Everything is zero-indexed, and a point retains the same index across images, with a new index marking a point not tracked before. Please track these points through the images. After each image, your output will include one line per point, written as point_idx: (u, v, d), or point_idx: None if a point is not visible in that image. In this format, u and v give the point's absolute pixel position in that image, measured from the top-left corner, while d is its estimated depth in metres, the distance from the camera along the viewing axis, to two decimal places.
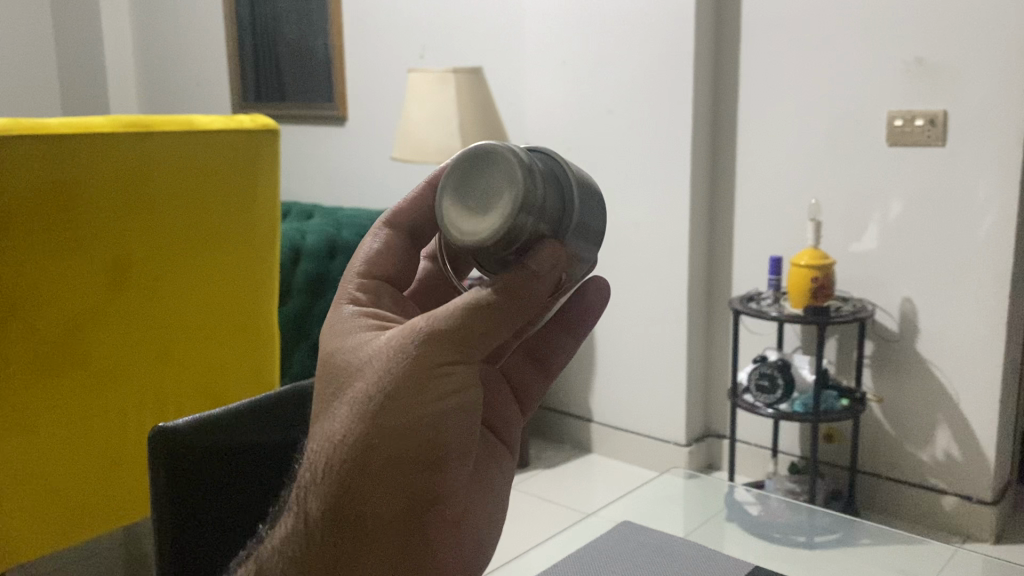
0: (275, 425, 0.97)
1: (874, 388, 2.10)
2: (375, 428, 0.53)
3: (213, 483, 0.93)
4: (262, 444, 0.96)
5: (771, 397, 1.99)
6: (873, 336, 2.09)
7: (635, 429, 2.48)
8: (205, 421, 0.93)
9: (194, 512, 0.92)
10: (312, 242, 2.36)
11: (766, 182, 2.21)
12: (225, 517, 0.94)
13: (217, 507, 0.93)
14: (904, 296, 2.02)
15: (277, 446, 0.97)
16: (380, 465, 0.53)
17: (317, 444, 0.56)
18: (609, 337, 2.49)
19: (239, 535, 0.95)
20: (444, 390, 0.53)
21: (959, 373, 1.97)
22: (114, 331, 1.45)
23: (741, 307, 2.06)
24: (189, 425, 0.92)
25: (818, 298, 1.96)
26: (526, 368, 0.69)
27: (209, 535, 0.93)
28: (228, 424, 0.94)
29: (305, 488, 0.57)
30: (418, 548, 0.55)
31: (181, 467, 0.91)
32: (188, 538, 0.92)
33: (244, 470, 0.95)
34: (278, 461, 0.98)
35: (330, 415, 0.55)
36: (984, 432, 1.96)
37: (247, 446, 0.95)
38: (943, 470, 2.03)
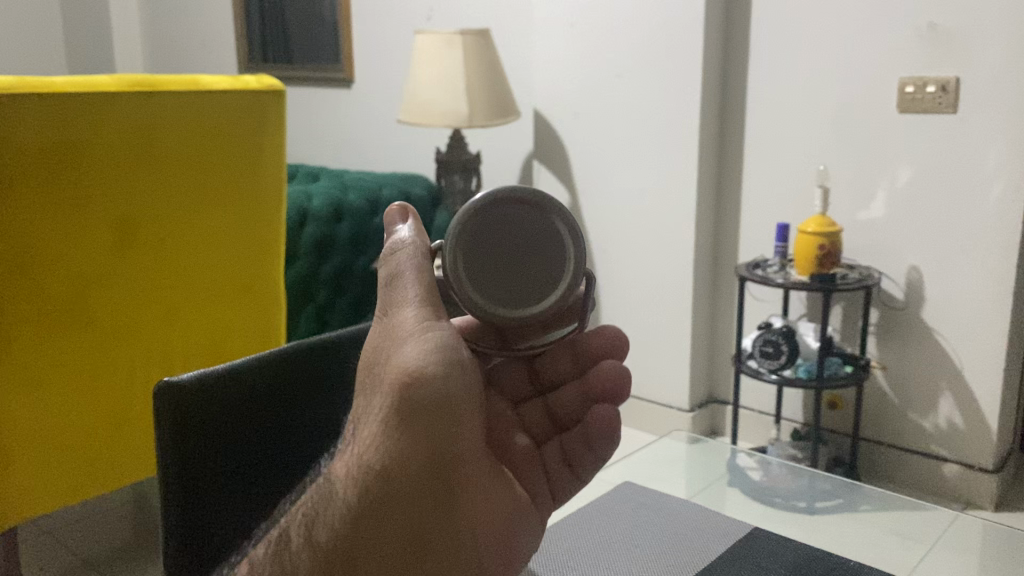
0: (274, 383, 0.98)
1: (878, 356, 2.11)
2: (415, 389, 0.70)
3: (219, 440, 0.93)
4: (264, 399, 0.97)
5: (774, 363, 1.99)
6: (878, 304, 2.08)
7: (639, 394, 2.49)
8: (211, 376, 0.93)
9: (201, 465, 0.92)
10: (318, 203, 2.34)
11: (775, 148, 2.19)
12: (229, 472, 0.95)
13: (223, 464, 0.94)
14: (911, 264, 2.01)
15: (278, 401, 0.98)
16: (415, 422, 0.70)
17: (364, 426, 0.72)
18: (614, 303, 2.49)
19: (242, 489, 0.96)
20: (456, 360, 0.73)
21: (962, 342, 1.97)
22: (119, 291, 1.46)
23: (747, 274, 2.05)
24: (195, 383, 0.92)
25: (824, 266, 1.95)
26: (563, 473, 0.84)
27: (214, 490, 0.94)
28: (234, 380, 0.95)
29: (351, 468, 0.71)
30: (447, 497, 0.71)
31: (189, 422, 0.91)
32: (193, 492, 0.92)
33: (246, 429, 0.96)
34: (281, 416, 0.99)
35: (373, 402, 0.72)
36: (988, 401, 1.96)
37: (251, 400, 0.96)
38: (945, 437, 2.03)
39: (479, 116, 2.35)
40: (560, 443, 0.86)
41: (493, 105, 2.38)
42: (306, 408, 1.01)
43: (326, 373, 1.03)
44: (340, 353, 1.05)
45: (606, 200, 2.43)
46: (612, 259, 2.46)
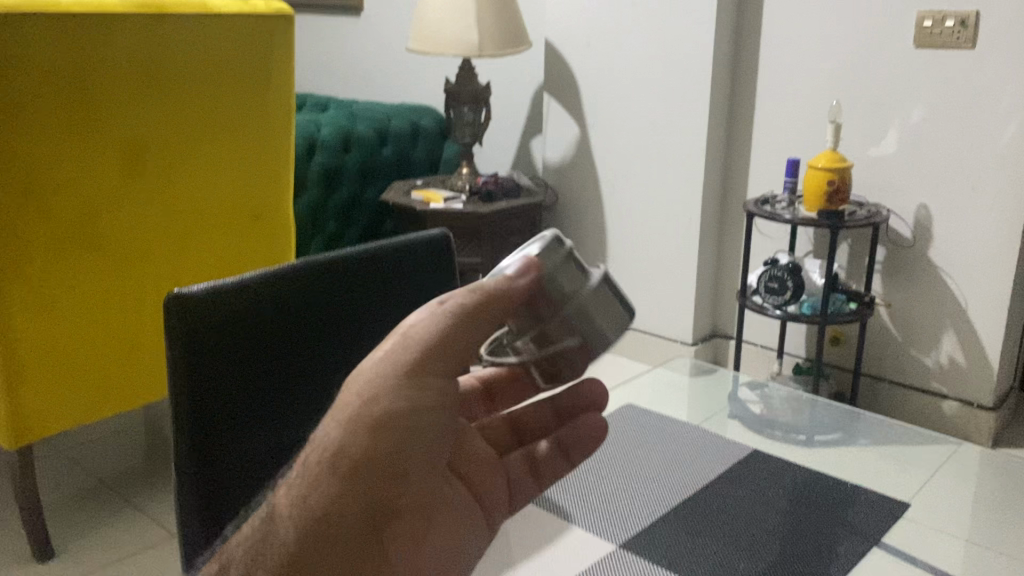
0: (288, 297, 0.93)
1: (883, 293, 2.12)
2: (364, 434, 0.59)
3: (231, 358, 0.89)
4: (278, 315, 0.93)
5: (779, 299, 2.01)
6: (885, 242, 2.08)
7: (644, 328, 2.52)
8: (218, 291, 0.88)
9: (212, 380, 0.88)
10: (327, 133, 2.31)
11: (789, 82, 2.17)
12: (242, 387, 0.90)
13: (237, 384, 0.90)
14: (920, 202, 2.01)
15: (293, 316, 0.94)
16: (358, 471, 0.59)
17: (308, 457, 0.60)
18: (621, 238, 2.50)
19: (255, 405, 0.92)
20: (421, 403, 0.61)
21: (967, 280, 1.98)
22: (128, 214, 1.47)
23: (756, 209, 2.05)
24: (205, 295, 0.88)
25: (833, 202, 1.95)
26: (527, 482, 0.79)
27: (225, 406, 0.89)
28: (245, 294, 0.90)
29: (283, 499, 0.61)
30: (376, 552, 0.61)
31: (199, 337, 0.87)
32: (203, 409, 0.88)
33: (258, 346, 0.91)
34: (298, 332, 0.95)
35: (324, 434, 0.60)
36: (990, 340, 1.97)
37: (263, 316, 0.91)
38: (945, 375, 2.05)
39: (489, 46, 2.33)
40: (522, 452, 0.81)
41: (504, 34, 2.35)
42: (321, 326, 0.97)
43: (340, 287, 0.98)
44: (361, 274, 1.00)
45: (616, 134, 2.41)
46: (620, 194, 2.46)
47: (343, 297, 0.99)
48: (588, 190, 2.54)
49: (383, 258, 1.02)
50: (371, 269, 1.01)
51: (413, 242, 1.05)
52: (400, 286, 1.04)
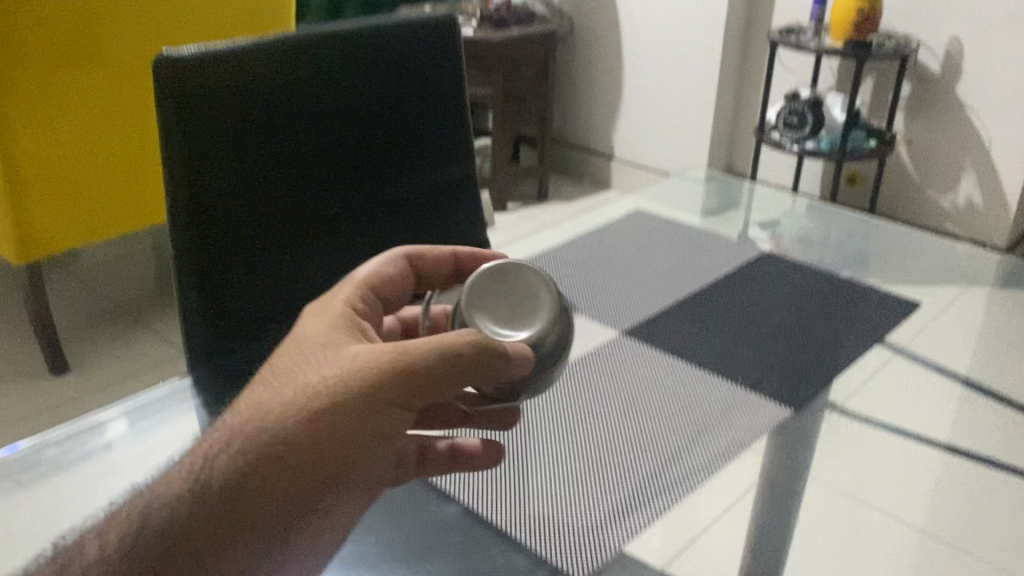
0: (287, 67, 0.84)
1: (904, 130, 2.06)
2: (313, 430, 0.45)
3: (226, 143, 0.80)
4: (277, 86, 0.84)
5: (798, 134, 1.96)
6: (912, 76, 2.00)
7: (657, 165, 2.47)
8: (211, 56, 0.79)
9: (209, 157, 0.80)
10: None
11: None
12: (242, 166, 0.82)
13: (232, 172, 0.82)
14: (953, 34, 1.91)
15: (293, 87, 0.85)
16: (285, 473, 0.44)
17: (227, 440, 0.44)
18: (637, 70, 2.41)
19: (259, 184, 0.84)
20: (383, 427, 0.47)
21: (993, 117, 1.91)
22: (118, 32, 1.40)
23: (779, 40, 1.96)
24: (193, 66, 0.77)
25: (861, 33, 1.85)
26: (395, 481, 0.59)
27: (227, 186, 0.82)
28: (236, 68, 0.80)
29: (176, 487, 0.43)
30: None
31: (192, 114, 0.77)
32: (203, 190, 0.80)
33: (252, 130, 0.82)
34: (301, 103, 0.86)
35: (258, 415, 0.45)
36: (1011, 180, 1.93)
37: (263, 87, 0.83)
38: (961, 216, 2.02)
39: None
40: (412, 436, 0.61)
41: None
42: (329, 99, 0.88)
43: (338, 69, 0.89)
44: (370, 42, 0.91)
45: None
46: (639, 23, 2.35)
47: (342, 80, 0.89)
48: (605, 19, 2.43)
49: (383, 41, 0.92)
50: (371, 52, 0.91)
51: (417, 24, 0.95)
52: (404, 73, 0.94)
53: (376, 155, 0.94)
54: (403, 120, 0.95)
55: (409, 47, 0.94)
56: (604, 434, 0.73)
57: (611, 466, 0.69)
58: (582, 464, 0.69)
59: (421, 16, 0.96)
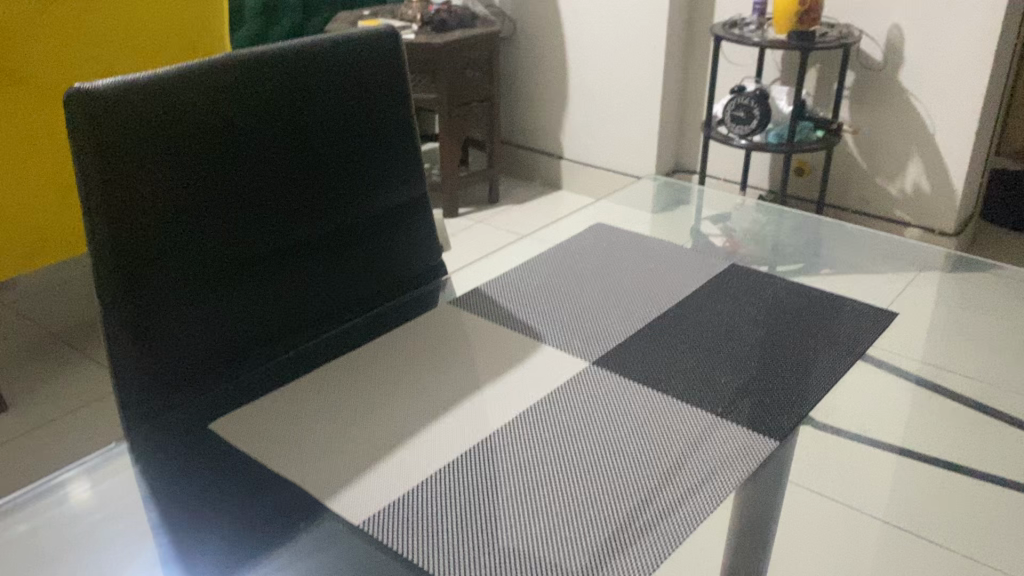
0: (232, 103, 0.67)
1: (851, 119, 1.98)
2: None
3: (145, 185, 0.62)
4: (221, 125, 0.67)
5: (745, 128, 1.91)
6: (855, 66, 1.94)
7: (601, 161, 2.40)
8: (135, 110, 0.61)
9: (157, 228, 0.64)
10: None
11: None
12: (189, 233, 0.66)
13: (180, 245, 0.66)
14: (893, 23, 1.85)
15: (249, 122, 0.69)
16: None
17: None
18: (583, 69, 2.32)
19: (221, 246, 0.69)
20: None
21: (941, 104, 1.85)
22: (108, 63, 1.38)
23: (723, 34, 1.89)
24: (108, 93, 0.59)
25: (804, 24, 1.80)
26: None
27: (175, 255, 0.66)
28: (165, 86, 0.63)
29: None
30: None
31: (105, 151, 0.59)
32: (140, 263, 0.63)
33: (193, 157, 0.65)
34: (250, 141, 0.69)
35: None
36: (956, 165, 1.87)
37: (208, 129, 0.66)
38: (911, 203, 1.96)
39: None
40: None
41: None
42: (285, 120, 0.71)
43: (300, 77, 0.72)
44: (316, 49, 0.73)
45: None
46: (582, 22, 2.26)
47: (305, 92, 0.72)
48: (542, 14, 2.34)
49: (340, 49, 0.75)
50: (327, 59, 0.74)
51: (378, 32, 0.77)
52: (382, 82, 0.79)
53: (339, 189, 0.77)
54: (366, 121, 0.78)
55: (363, 62, 0.77)
56: (596, 454, 0.60)
57: (605, 505, 0.55)
58: (571, 497, 0.56)
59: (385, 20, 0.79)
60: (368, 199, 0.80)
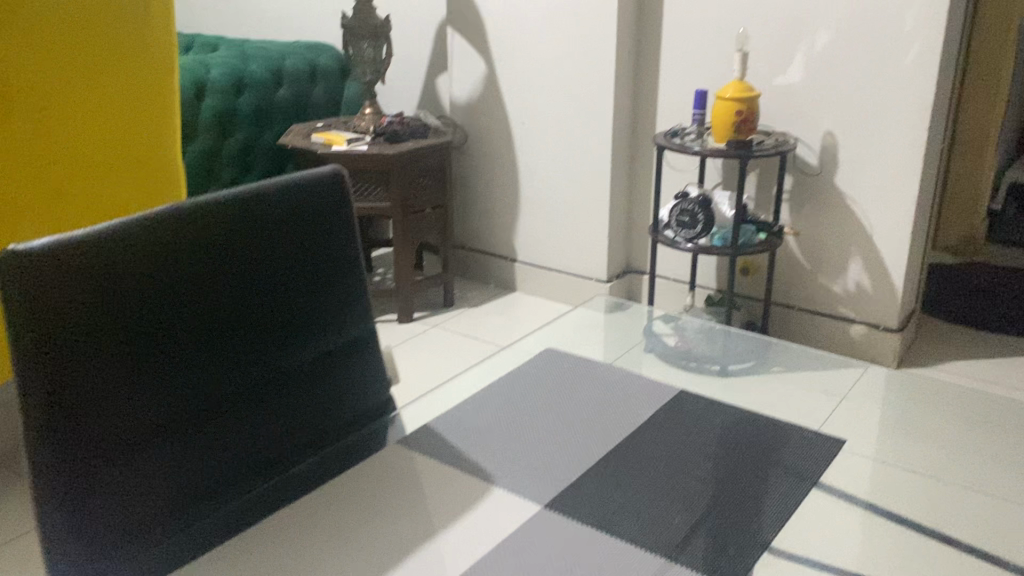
0: (177, 265, 0.72)
1: (792, 221, 2.06)
2: None
3: (98, 340, 0.67)
4: (167, 287, 0.72)
5: (690, 232, 1.96)
6: (792, 171, 2.02)
7: (553, 264, 2.44)
8: (84, 282, 0.65)
9: (106, 390, 0.68)
10: (217, 75, 2.21)
11: (695, 10, 2.05)
12: (138, 392, 0.70)
13: (129, 404, 0.70)
14: (826, 130, 1.95)
15: (196, 280, 0.74)
16: None
17: None
18: (533, 176, 2.38)
19: (169, 399, 0.73)
20: None
21: (875, 207, 1.93)
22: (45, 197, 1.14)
23: (665, 143, 1.97)
24: (63, 259, 0.64)
25: (742, 133, 1.88)
26: None
27: (124, 414, 0.69)
28: (118, 245, 0.68)
29: None
30: None
31: (53, 321, 0.64)
32: (89, 425, 0.67)
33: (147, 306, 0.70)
34: (195, 299, 0.74)
35: None
36: (894, 263, 1.94)
37: (155, 292, 0.71)
38: (853, 300, 2.02)
39: None
40: None
41: None
42: (229, 275, 0.77)
43: (249, 226, 0.78)
44: (258, 205, 0.79)
45: (511, 57, 2.30)
46: (531, 131, 2.34)
47: (253, 240, 0.79)
48: (492, 124, 2.41)
49: (285, 199, 0.82)
50: (273, 209, 0.80)
51: (318, 181, 0.85)
52: (326, 224, 0.86)
53: (282, 334, 0.83)
54: (306, 268, 0.84)
55: (303, 212, 0.83)
56: None
57: None
58: None
59: (327, 167, 0.87)
60: (309, 340, 0.85)
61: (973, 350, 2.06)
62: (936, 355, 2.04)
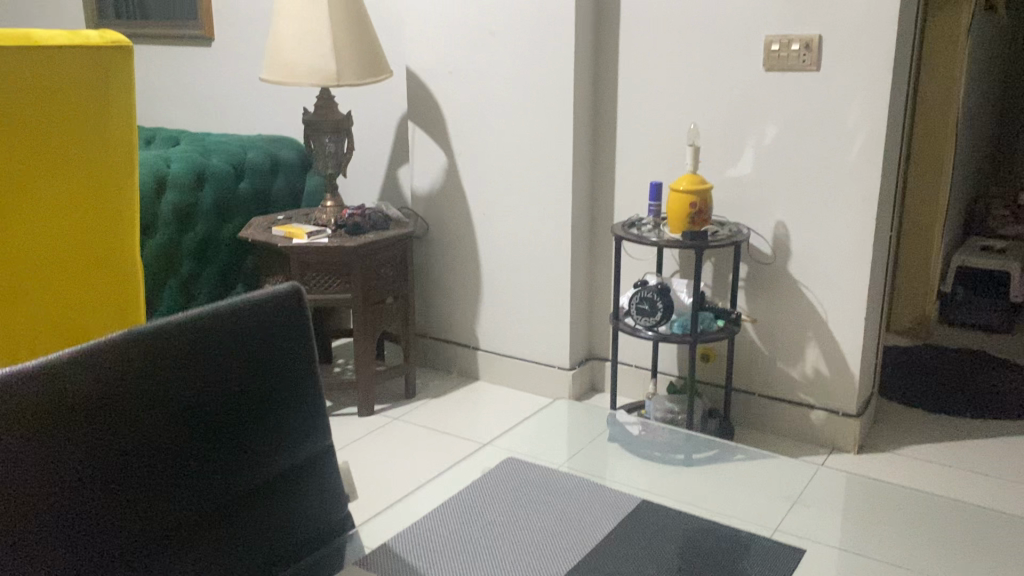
0: (148, 384, 0.80)
1: (749, 309, 2.09)
2: None
3: (63, 461, 0.74)
4: (138, 407, 0.79)
5: (650, 320, 1.98)
6: (747, 259, 2.07)
7: (515, 353, 2.44)
8: (60, 402, 0.74)
9: (77, 504, 0.75)
10: (178, 169, 2.22)
11: (648, 106, 2.12)
12: (107, 506, 0.77)
13: (97, 519, 0.76)
14: (778, 220, 2.00)
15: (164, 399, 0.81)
16: None
17: None
18: (494, 266, 2.40)
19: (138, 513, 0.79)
20: None
21: (827, 294, 1.98)
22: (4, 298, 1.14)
23: (623, 233, 2.00)
24: (41, 379, 0.73)
25: (696, 224, 1.93)
26: None
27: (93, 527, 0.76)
28: (85, 371, 0.76)
29: None
30: None
31: (31, 439, 0.72)
32: (60, 536, 0.74)
33: (105, 429, 0.76)
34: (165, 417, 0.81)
35: None
36: (850, 348, 1.98)
37: (127, 411, 0.78)
38: (812, 385, 2.05)
39: (349, 75, 2.06)
40: None
41: (365, 61, 2.09)
42: (198, 393, 0.84)
43: (211, 345, 0.86)
44: (224, 326, 0.87)
45: (470, 152, 2.34)
46: (491, 222, 2.37)
47: (215, 358, 0.86)
48: (452, 215, 2.44)
49: (248, 317, 0.90)
50: (237, 328, 0.89)
51: (280, 299, 0.93)
52: (282, 343, 0.92)
53: (248, 450, 0.89)
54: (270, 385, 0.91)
55: (268, 331, 0.91)
56: None
57: None
58: None
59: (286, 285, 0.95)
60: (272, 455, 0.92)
61: (930, 434, 2.08)
62: (896, 440, 2.06)
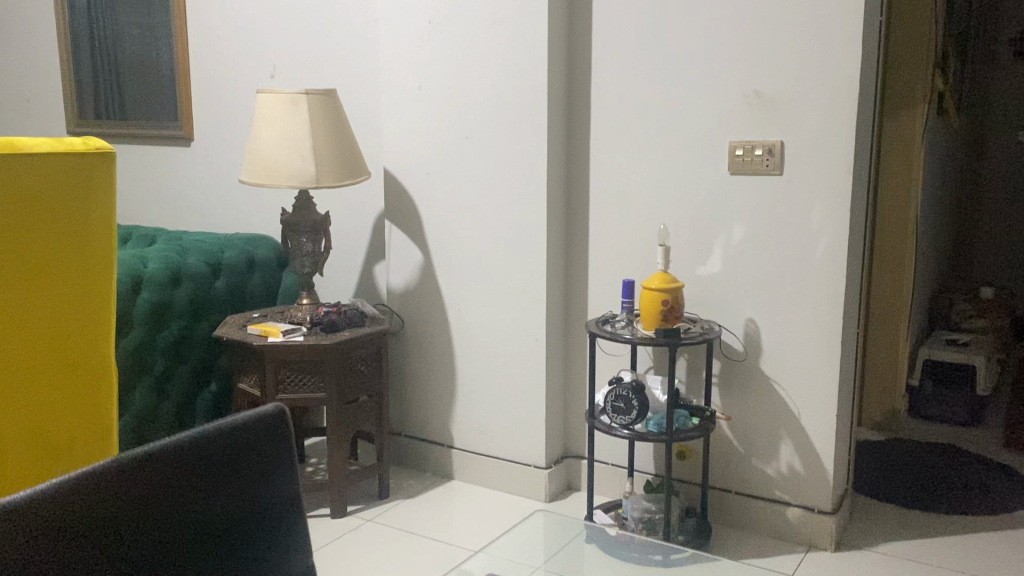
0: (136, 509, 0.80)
1: (723, 405, 2.11)
2: None
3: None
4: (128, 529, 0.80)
5: (626, 418, 1.98)
6: (719, 355, 2.10)
7: (490, 451, 2.42)
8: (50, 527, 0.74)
9: None
10: (155, 268, 2.23)
11: (619, 207, 2.18)
12: None
13: None
14: (748, 317, 2.04)
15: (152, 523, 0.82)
16: None
17: None
18: (469, 363, 2.41)
19: None
20: None
21: (799, 391, 2.00)
22: None
23: (597, 330, 2.03)
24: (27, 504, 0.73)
25: (669, 320, 1.95)
26: None
27: None
28: (71, 495, 0.76)
29: None
30: None
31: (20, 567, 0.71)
32: None
33: (85, 563, 0.76)
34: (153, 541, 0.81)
35: None
36: (823, 444, 1.99)
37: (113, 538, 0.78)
38: (787, 482, 2.05)
39: (327, 178, 2.11)
40: None
41: (343, 165, 2.15)
42: (184, 517, 0.84)
43: (196, 467, 0.86)
44: (210, 450, 0.88)
45: (446, 251, 2.38)
46: (466, 319, 2.39)
47: (201, 480, 0.86)
48: (428, 312, 2.46)
49: (233, 438, 0.90)
50: (223, 449, 0.89)
51: (262, 421, 0.93)
52: (268, 463, 0.92)
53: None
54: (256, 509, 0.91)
55: (254, 454, 0.91)
56: None
57: None
58: None
59: (269, 407, 0.95)
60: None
61: (906, 530, 2.08)
62: (871, 537, 2.06)
